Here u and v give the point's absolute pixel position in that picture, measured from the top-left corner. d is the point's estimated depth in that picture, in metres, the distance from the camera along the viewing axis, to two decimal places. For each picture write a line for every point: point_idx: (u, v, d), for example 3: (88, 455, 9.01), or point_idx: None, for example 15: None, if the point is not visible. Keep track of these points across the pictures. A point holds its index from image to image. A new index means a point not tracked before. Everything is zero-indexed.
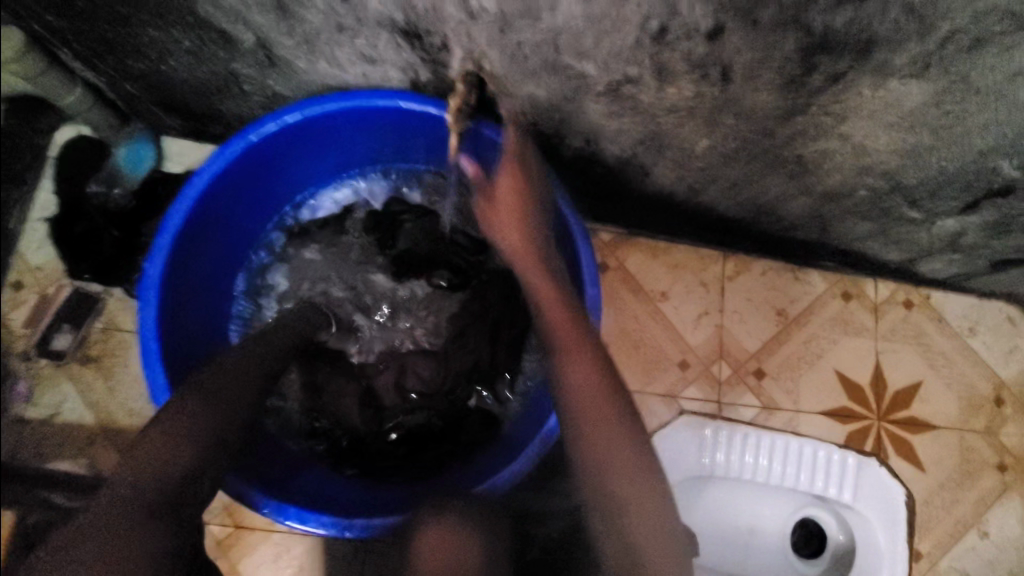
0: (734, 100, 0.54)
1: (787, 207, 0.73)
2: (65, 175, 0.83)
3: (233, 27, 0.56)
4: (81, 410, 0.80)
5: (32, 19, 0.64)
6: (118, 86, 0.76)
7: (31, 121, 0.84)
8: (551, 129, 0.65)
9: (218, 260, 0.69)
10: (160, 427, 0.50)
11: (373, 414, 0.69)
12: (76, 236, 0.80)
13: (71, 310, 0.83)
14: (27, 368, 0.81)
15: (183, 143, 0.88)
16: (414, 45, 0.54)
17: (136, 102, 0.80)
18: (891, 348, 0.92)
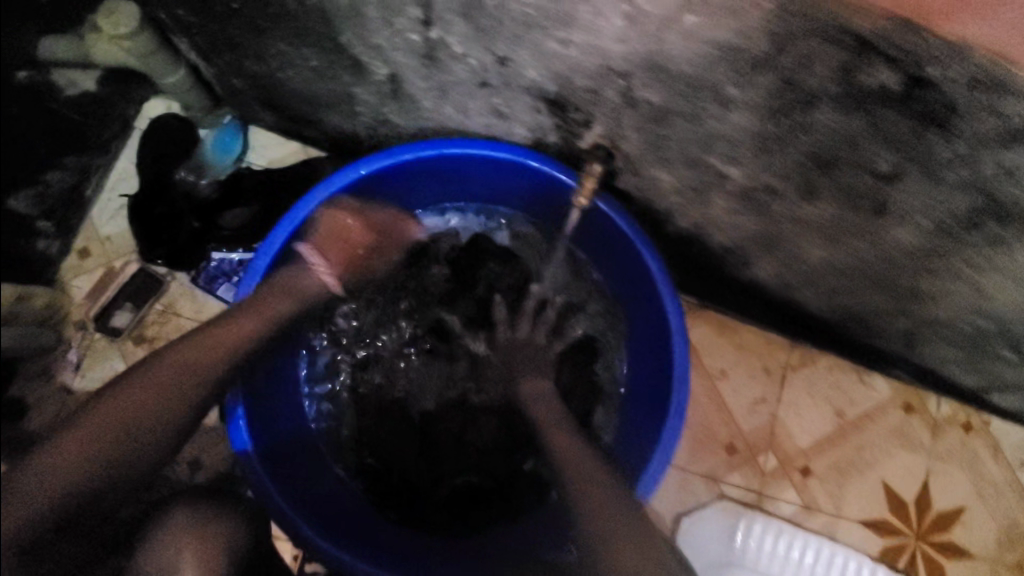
0: (872, 230, 0.51)
1: (879, 322, 0.71)
2: (150, 150, 0.82)
3: (370, 60, 0.55)
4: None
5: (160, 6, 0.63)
6: (224, 78, 0.75)
7: (126, 92, 0.82)
8: (662, 209, 0.63)
9: None
10: (107, 420, 0.50)
11: (427, 464, 0.67)
12: (153, 219, 0.80)
13: (135, 287, 0.82)
14: (80, 338, 0.81)
15: (270, 136, 0.87)
16: (554, 114, 0.53)
17: (237, 94, 0.80)
18: (943, 469, 0.91)
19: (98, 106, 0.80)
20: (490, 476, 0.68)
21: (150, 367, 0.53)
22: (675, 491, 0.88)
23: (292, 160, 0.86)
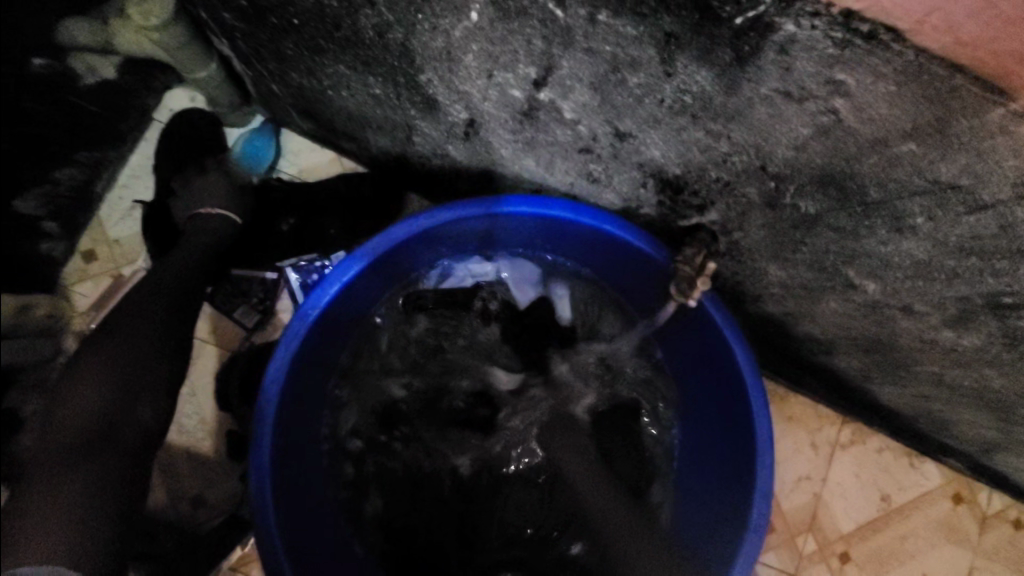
0: (1015, 365, 0.44)
1: (963, 427, 0.65)
2: (172, 152, 0.74)
3: (449, 103, 0.47)
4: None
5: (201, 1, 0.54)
6: (263, 83, 0.67)
7: (148, 82, 0.73)
8: (754, 294, 0.56)
9: (341, 336, 0.59)
10: (87, 386, 0.53)
11: (467, 545, 0.61)
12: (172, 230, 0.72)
13: None
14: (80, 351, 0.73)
15: (304, 142, 0.77)
16: (662, 192, 0.46)
17: (275, 99, 0.71)
18: (989, 568, 0.83)
19: (118, 97, 0.71)
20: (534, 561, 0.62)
21: (119, 326, 0.56)
22: None
23: (328, 173, 0.77)
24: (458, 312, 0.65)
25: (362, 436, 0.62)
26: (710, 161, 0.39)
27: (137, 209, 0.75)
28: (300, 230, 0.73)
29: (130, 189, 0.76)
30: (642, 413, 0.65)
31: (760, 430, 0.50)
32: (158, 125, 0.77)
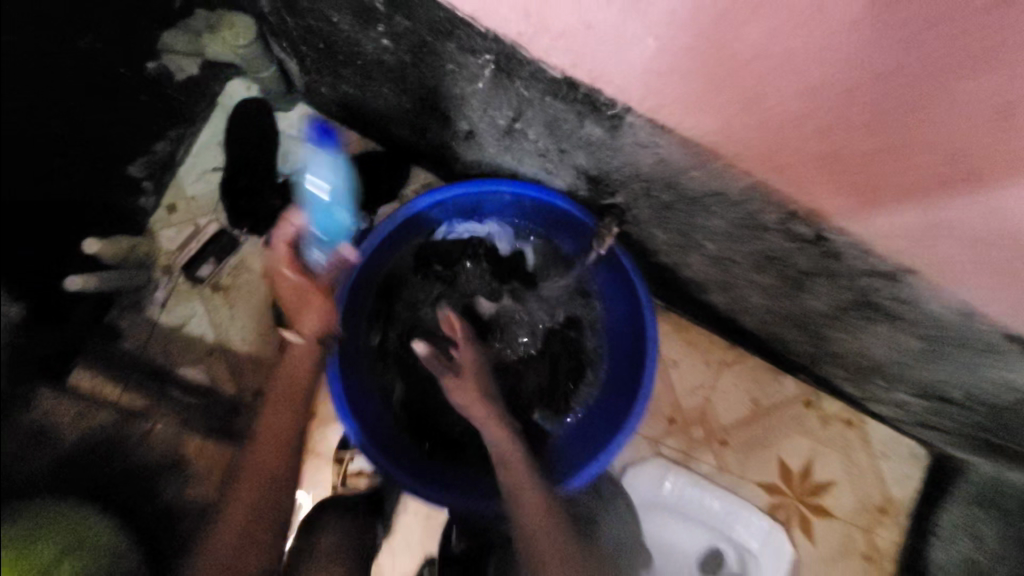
0: (792, 296, 0.75)
1: (793, 344, 0.96)
2: (240, 136, 0.95)
3: (456, 119, 0.73)
4: (205, 326, 0.98)
5: (281, 34, 0.78)
6: (312, 84, 0.91)
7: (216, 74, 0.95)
8: (653, 250, 0.84)
9: (375, 270, 0.86)
10: (241, 488, 0.72)
11: None
12: (239, 191, 0.96)
13: (215, 245, 0.98)
14: (167, 280, 0.98)
15: (313, 119, 1.02)
16: (589, 182, 0.73)
17: (317, 95, 0.95)
18: (823, 450, 1.19)
19: (195, 86, 0.94)
20: None
21: (248, 468, 0.73)
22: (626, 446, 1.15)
23: (354, 151, 1.02)
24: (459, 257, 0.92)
25: (386, 339, 0.92)
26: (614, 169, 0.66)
27: (206, 174, 0.99)
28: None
29: (199, 157, 0.99)
30: (578, 326, 0.94)
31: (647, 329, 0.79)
32: (224, 109, 0.98)
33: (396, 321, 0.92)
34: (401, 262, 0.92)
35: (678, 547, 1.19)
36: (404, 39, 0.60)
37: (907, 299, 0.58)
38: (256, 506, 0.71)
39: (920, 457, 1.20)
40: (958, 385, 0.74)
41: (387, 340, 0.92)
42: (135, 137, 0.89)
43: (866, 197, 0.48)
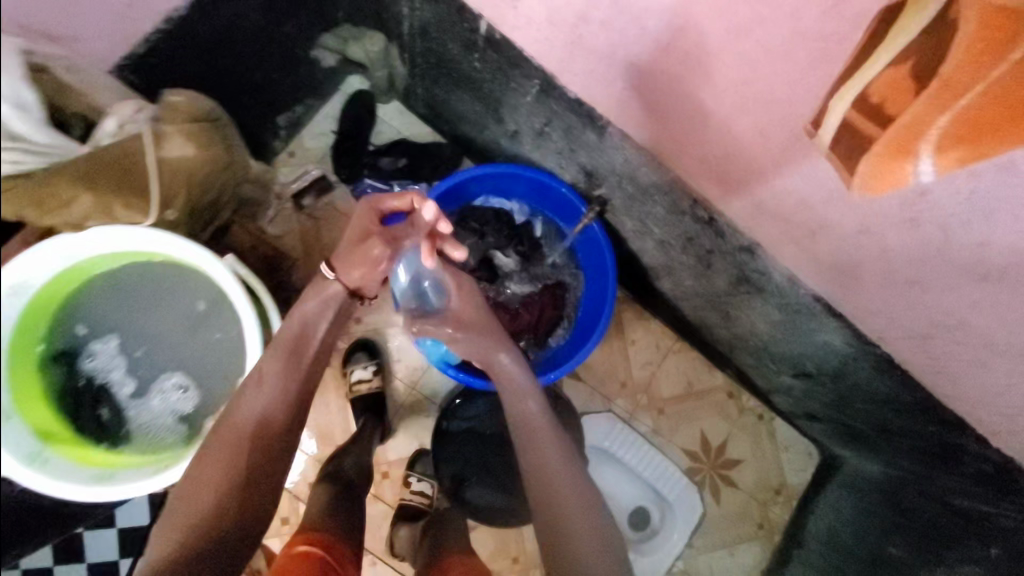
0: (707, 278, 1.09)
1: (716, 330, 1.30)
2: (353, 114, 1.32)
3: (510, 122, 1.11)
4: (295, 244, 1.29)
5: (404, 50, 1.15)
6: (411, 87, 1.27)
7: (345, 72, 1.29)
8: (624, 236, 1.20)
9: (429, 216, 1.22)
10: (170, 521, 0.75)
11: None
12: (342, 150, 1.33)
13: (318, 185, 1.28)
14: (278, 204, 1.27)
15: (391, 110, 1.37)
16: (586, 176, 1.11)
17: (411, 96, 1.31)
18: (737, 434, 1.51)
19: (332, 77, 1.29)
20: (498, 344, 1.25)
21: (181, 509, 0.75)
22: (585, 397, 1.48)
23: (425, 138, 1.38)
24: (490, 220, 1.26)
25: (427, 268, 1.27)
26: (603, 168, 1.03)
27: (320, 135, 1.34)
28: (410, 166, 1.35)
29: (320, 123, 1.34)
30: (564, 285, 1.29)
31: (609, 287, 1.14)
32: (342, 94, 1.35)
33: None
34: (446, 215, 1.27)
35: (613, 495, 1.48)
36: (490, 66, 0.97)
37: (762, 269, 0.94)
38: (260, 439, 0.80)
39: (813, 455, 1.51)
40: (808, 354, 1.08)
41: None
42: (284, 97, 1.20)
43: (732, 194, 0.85)
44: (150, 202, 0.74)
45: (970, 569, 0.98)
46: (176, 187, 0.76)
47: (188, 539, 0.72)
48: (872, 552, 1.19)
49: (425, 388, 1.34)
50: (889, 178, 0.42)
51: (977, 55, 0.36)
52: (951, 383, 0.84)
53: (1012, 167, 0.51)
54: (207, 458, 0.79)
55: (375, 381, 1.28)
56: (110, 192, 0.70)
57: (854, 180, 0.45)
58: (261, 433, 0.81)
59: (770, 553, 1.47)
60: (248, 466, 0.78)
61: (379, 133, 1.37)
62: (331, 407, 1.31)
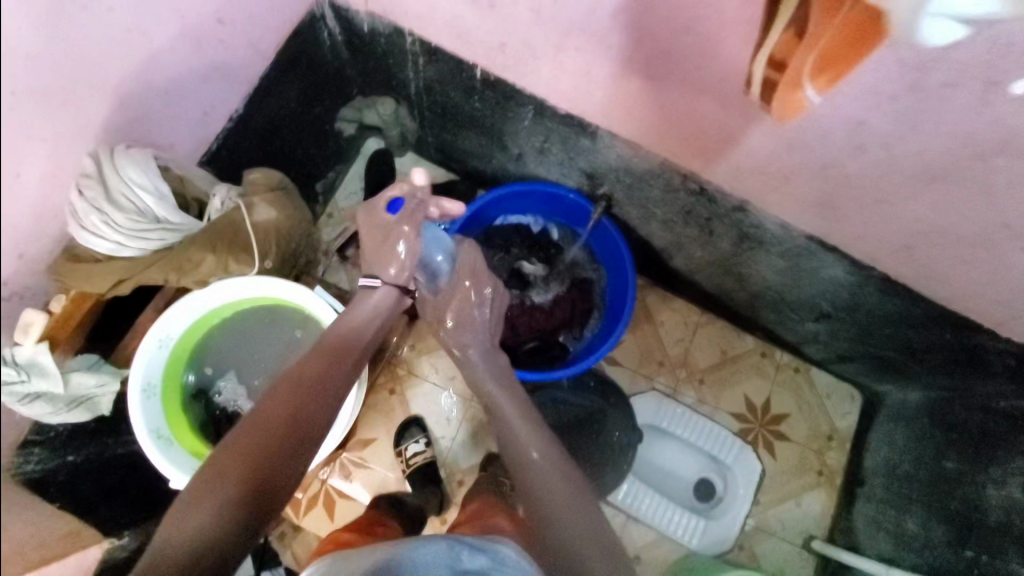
0: (712, 244, 1.22)
1: (735, 293, 1.41)
2: (375, 168, 1.44)
3: (513, 147, 1.27)
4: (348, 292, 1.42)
5: (413, 106, 1.32)
6: (422, 137, 1.43)
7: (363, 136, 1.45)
8: (632, 224, 1.34)
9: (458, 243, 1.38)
10: (198, 491, 0.69)
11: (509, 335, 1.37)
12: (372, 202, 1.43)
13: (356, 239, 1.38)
14: (325, 262, 1.41)
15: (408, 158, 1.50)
16: (588, 179, 1.26)
17: (423, 144, 1.46)
18: (779, 389, 1.59)
19: (352, 143, 1.44)
20: (540, 344, 1.38)
21: (211, 479, 0.70)
22: (628, 379, 1.59)
23: (441, 178, 1.51)
24: (511, 235, 1.42)
25: None
26: (600, 168, 1.18)
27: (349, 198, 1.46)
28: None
29: (347, 186, 1.47)
30: (587, 281, 1.43)
31: (628, 272, 1.28)
32: (364, 157, 1.48)
33: None
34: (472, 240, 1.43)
35: (674, 470, 1.56)
36: (489, 102, 1.14)
37: (756, 222, 1.07)
38: (296, 424, 0.77)
39: (856, 397, 1.57)
40: (820, 293, 1.19)
41: None
42: (318, 168, 1.39)
43: (711, 162, 1.00)
44: (251, 256, 0.97)
45: (1021, 462, 1.03)
46: (269, 242, 0.98)
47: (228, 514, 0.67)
48: (931, 471, 1.24)
49: (483, 398, 1.46)
50: (794, 106, 0.57)
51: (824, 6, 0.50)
52: (944, 285, 0.95)
53: (918, 86, 0.65)
54: (244, 432, 0.75)
55: (428, 451, 1.39)
56: (225, 253, 0.94)
57: (773, 112, 0.60)
58: (282, 439, 0.75)
59: (837, 498, 1.52)
60: (282, 442, 0.75)
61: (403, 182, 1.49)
62: (401, 432, 1.43)
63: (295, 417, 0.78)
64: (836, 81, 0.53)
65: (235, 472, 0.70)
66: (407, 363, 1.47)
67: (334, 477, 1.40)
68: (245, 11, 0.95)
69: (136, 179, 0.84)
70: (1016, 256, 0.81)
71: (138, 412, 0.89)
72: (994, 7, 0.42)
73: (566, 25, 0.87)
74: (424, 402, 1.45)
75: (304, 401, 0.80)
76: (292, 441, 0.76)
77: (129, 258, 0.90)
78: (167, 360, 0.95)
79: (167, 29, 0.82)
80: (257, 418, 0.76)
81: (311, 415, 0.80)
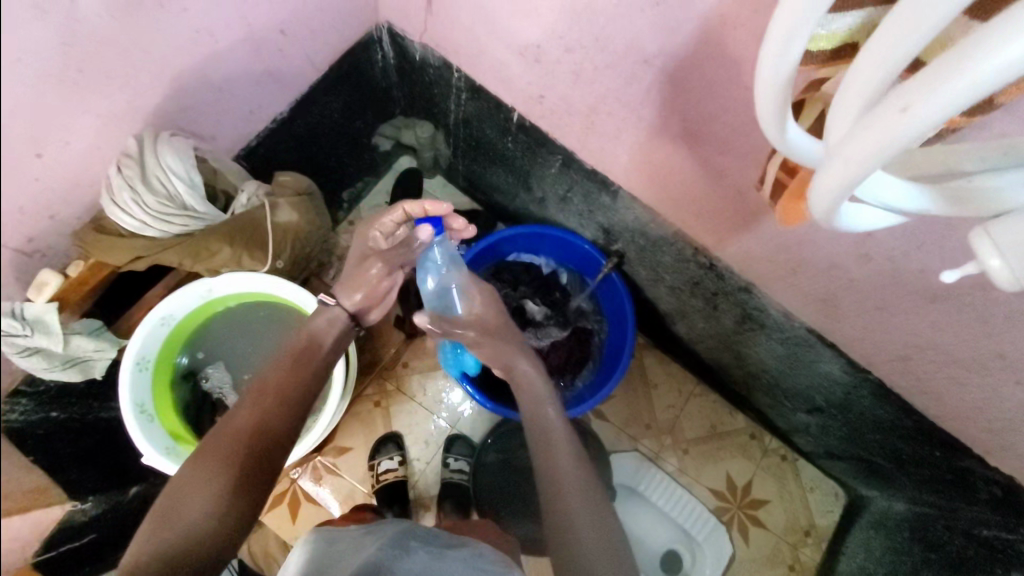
0: (715, 319, 1.23)
1: (731, 370, 1.41)
2: (401, 188, 1.47)
3: (536, 191, 1.31)
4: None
5: (450, 135, 1.37)
6: (453, 166, 1.48)
7: (398, 154, 1.50)
8: (641, 284, 1.36)
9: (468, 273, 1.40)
10: (163, 506, 0.73)
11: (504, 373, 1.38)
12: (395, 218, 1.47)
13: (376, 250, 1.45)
14: None
15: (437, 183, 1.55)
16: (604, 234, 1.30)
17: (453, 172, 1.51)
18: (763, 474, 1.56)
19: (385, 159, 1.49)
20: None
21: (172, 497, 0.74)
22: (612, 436, 1.58)
23: (464, 207, 1.55)
24: (521, 273, 1.44)
25: None
26: (617, 226, 1.21)
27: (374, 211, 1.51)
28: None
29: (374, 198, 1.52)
30: (588, 331, 1.43)
31: (630, 330, 1.27)
32: (395, 173, 1.53)
33: None
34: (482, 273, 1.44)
35: (642, 539, 1.52)
36: (521, 145, 1.18)
37: (760, 306, 1.09)
38: (261, 432, 0.81)
39: (839, 496, 1.54)
40: (814, 386, 1.19)
41: None
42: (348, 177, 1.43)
43: (724, 242, 1.02)
44: (265, 253, 1.02)
45: None
46: (286, 242, 1.04)
47: (184, 527, 0.71)
48: None
49: (465, 428, 1.46)
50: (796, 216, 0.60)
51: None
52: (938, 402, 0.95)
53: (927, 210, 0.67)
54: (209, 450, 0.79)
55: (400, 470, 1.39)
56: (241, 246, 0.98)
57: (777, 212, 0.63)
58: (243, 459, 0.78)
59: None
60: (246, 456, 0.78)
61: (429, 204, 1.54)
62: (377, 446, 1.43)
63: (257, 432, 0.81)
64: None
65: (207, 486, 0.74)
66: (397, 380, 1.48)
67: (305, 480, 1.40)
68: (307, 27, 1.01)
69: (172, 165, 0.88)
70: (1012, 388, 0.80)
71: (128, 385, 0.91)
72: (929, 206, 0.47)
73: (604, 91, 0.91)
74: (407, 421, 1.46)
75: (261, 430, 0.81)
76: (247, 472, 0.77)
77: (148, 239, 0.92)
78: (164, 340, 0.97)
79: (232, 33, 0.88)
80: (195, 469, 0.76)
81: (280, 423, 0.83)
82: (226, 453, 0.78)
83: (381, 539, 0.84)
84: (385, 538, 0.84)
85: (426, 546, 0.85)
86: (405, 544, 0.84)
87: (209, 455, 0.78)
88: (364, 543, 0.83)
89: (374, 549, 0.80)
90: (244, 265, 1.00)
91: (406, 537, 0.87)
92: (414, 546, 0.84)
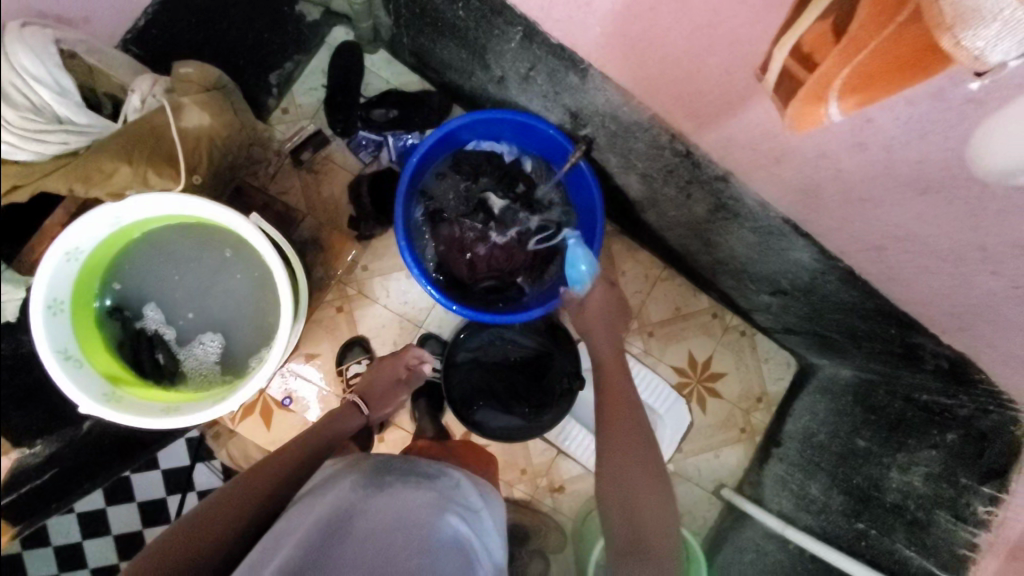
0: (687, 207, 1.17)
1: (699, 256, 1.39)
2: (339, 66, 1.28)
3: (494, 69, 1.15)
4: (299, 201, 1.31)
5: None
6: (396, 37, 1.27)
7: (330, 22, 1.27)
8: (611, 171, 1.27)
9: (420, 168, 1.27)
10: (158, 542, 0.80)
11: (471, 275, 1.32)
12: (334, 103, 1.28)
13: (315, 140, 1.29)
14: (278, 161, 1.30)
15: (378, 59, 1.35)
16: (571, 120, 1.17)
17: (397, 46, 1.30)
18: (723, 349, 1.63)
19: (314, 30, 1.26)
20: (510, 285, 1.34)
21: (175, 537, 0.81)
22: None
23: (413, 87, 1.36)
24: (481, 161, 1.31)
25: (423, 213, 1.33)
26: (586, 109, 1.08)
27: (307, 96, 1.32)
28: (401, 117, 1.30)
29: (305, 79, 1.32)
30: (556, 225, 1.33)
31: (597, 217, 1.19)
32: (328, 47, 1.31)
33: (429, 205, 1.33)
34: (437, 166, 1.32)
35: None
36: (474, 13, 1.00)
37: (736, 196, 1.03)
38: (238, 509, 0.86)
39: (791, 365, 1.63)
40: (782, 271, 1.18)
41: (425, 218, 1.34)
42: (273, 56, 1.21)
43: (706, 126, 0.93)
44: (175, 169, 0.90)
45: (929, 453, 1.09)
46: (201, 150, 0.93)
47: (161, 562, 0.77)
48: (843, 444, 1.32)
49: (432, 327, 1.43)
50: (812, 117, 0.58)
51: (875, 15, 0.49)
52: (903, 287, 0.95)
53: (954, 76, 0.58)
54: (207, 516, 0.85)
55: None
56: (144, 162, 0.86)
57: (788, 115, 0.61)
58: (229, 527, 0.84)
59: (752, 454, 1.63)
60: (230, 519, 0.85)
61: (372, 86, 1.34)
62: (342, 351, 1.38)
63: (236, 512, 0.86)
64: (862, 104, 0.54)
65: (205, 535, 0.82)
66: (357, 283, 1.40)
67: (272, 386, 1.36)
68: None
69: (30, 68, 0.74)
70: (984, 279, 0.79)
71: (44, 330, 0.80)
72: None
73: None
74: (371, 324, 1.41)
75: (239, 508, 0.87)
76: (225, 532, 0.83)
77: (21, 164, 0.80)
78: (75, 273, 0.85)
79: None
80: (186, 528, 0.82)
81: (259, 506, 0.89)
82: (218, 516, 0.85)
83: (353, 478, 0.84)
84: (360, 476, 0.84)
85: (404, 479, 0.86)
86: (381, 481, 0.85)
87: (202, 513, 0.85)
88: (336, 485, 0.83)
89: (340, 496, 0.80)
90: (149, 183, 0.87)
91: (381, 469, 0.87)
92: (389, 482, 0.84)
